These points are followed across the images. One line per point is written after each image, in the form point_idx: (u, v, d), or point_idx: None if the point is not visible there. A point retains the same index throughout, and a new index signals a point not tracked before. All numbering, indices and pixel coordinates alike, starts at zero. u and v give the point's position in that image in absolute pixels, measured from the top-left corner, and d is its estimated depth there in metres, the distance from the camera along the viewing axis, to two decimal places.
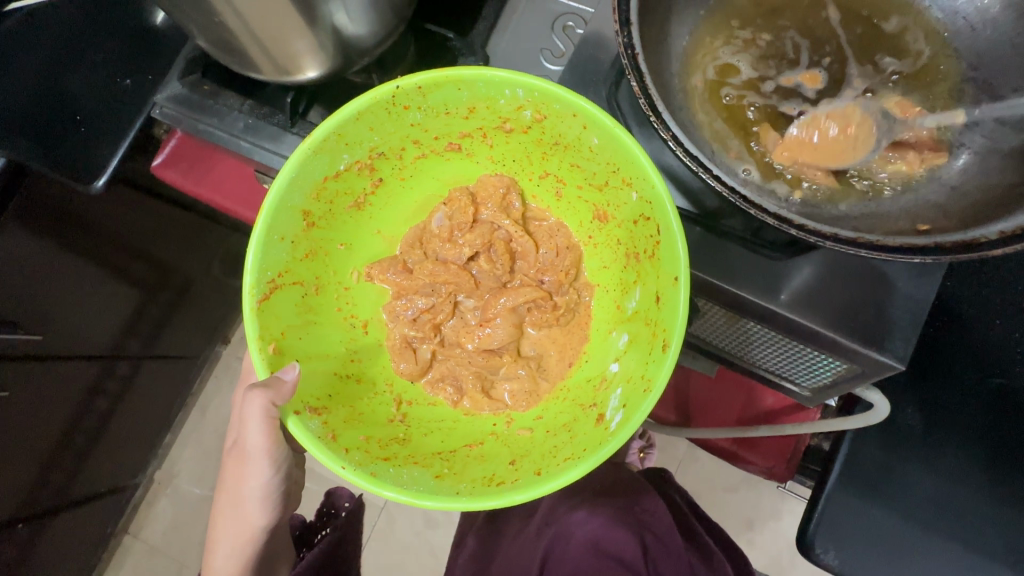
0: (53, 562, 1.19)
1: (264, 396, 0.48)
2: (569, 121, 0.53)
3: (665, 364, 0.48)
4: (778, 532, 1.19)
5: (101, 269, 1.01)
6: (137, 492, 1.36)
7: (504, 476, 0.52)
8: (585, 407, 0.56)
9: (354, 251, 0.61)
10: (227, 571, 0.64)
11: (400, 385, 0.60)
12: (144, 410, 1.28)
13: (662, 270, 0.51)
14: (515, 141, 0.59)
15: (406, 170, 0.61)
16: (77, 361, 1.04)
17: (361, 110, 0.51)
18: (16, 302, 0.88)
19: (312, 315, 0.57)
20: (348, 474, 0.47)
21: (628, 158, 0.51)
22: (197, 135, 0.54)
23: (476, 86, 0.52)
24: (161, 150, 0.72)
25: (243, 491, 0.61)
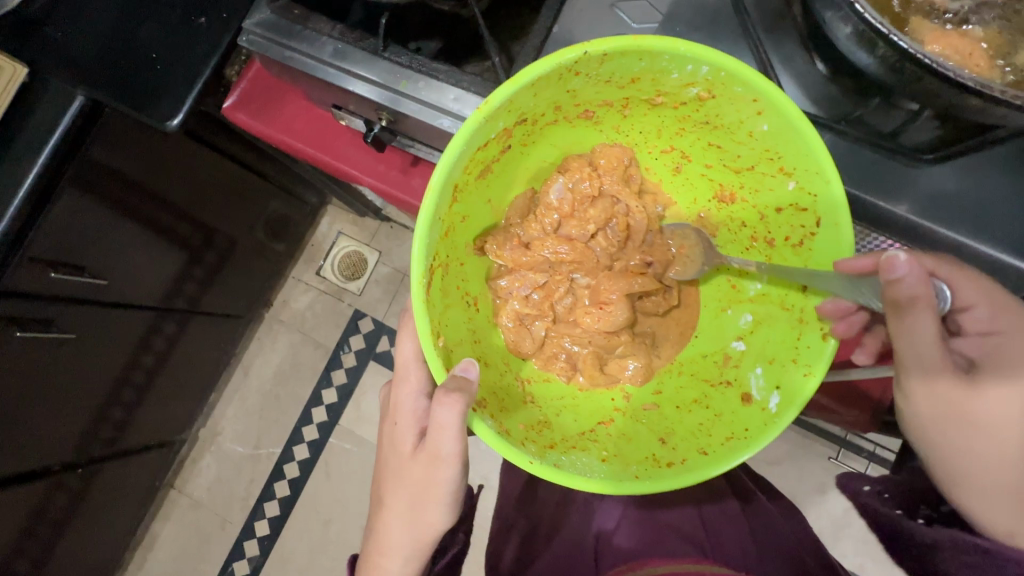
0: (105, 510, 1.23)
1: (463, 402, 0.48)
2: (743, 104, 0.51)
3: (825, 353, 0.52)
4: (824, 506, 1.17)
5: (147, 229, 1.01)
6: (183, 449, 1.39)
7: (666, 456, 0.55)
8: (715, 384, 0.60)
9: (474, 224, 0.59)
10: (403, 575, 0.57)
11: (514, 363, 0.62)
12: (191, 367, 1.31)
13: (815, 262, 0.54)
14: (655, 113, 0.58)
15: (532, 136, 0.58)
16: (132, 310, 1.06)
17: (540, 78, 0.47)
18: (81, 245, 0.91)
19: (446, 295, 0.55)
20: (537, 470, 0.48)
21: (803, 147, 0.50)
22: (286, 62, 0.54)
23: (660, 58, 0.49)
24: (233, 92, 0.72)
25: (426, 510, 0.55)
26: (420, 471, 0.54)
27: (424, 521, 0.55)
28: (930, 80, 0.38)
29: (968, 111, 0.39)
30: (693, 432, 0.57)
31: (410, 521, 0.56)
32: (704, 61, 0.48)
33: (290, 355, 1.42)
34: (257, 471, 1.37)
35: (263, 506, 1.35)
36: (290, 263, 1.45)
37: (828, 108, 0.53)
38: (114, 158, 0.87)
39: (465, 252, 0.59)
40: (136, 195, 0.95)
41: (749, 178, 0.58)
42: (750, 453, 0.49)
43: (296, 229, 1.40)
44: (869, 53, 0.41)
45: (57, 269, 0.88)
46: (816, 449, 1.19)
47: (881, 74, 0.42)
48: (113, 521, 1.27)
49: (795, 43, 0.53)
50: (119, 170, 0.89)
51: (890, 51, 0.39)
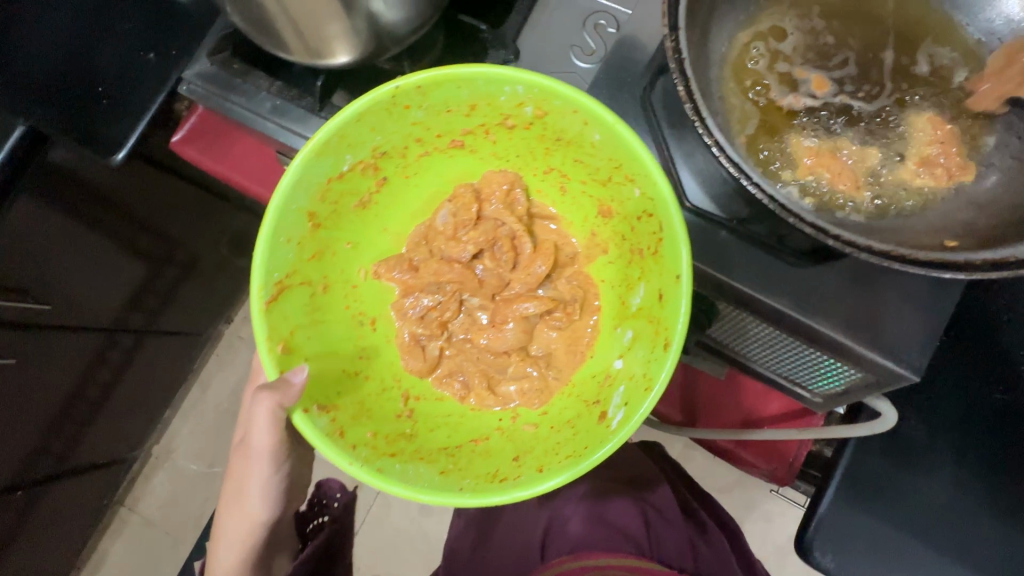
0: (49, 530, 1.20)
1: (271, 397, 0.50)
2: (571, 117, 0.53)
3: (666, 362, 0.50)
4: (768, 534, 1.21)
5: (105, 240, 1.00)
6: (135, 465, 1.37)
7: (507, 472, 0.54)
8: (589, 404, 0.57)
9: (363, 249, 0.63)
10: (227, 562, 0.64)
11: (408, 381, 0.61)
12: (145, 384, 1.28)
13: (666, 269, 0.53)
14: (519, 138, 0.60)
15: (409, 167, 0.62)
16: (82, 332, 1.05)
17: (360, 111, 0.52)
18: (26, 267, 0.89)
19: (319, 314, 0.58)
20: (353, 471, 0.49)
21: (632, 156, 0.52)
22: (225, 113, 0.56)
23: (477, 83, 0.53)
24: (181, 127, 0.72)
25: (246, 479, 0.61)
26: (241, 467, 0.62)
27: (244, 511, 0.63)
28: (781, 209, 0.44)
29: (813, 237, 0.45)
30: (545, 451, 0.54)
31: (232, 509, 0.63)
32: (516, 81, 0.52)
33: (249, 372, 1.41)
34: (211, 489, 1.35)
35: (216, 525, 1.33)
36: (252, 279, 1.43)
37: (722, 206, 0.55)
38: (80, 166, 0.87)
39: (355, 275, 0.62)
40: (95, 206, 0.94)
41: (614, 192, 0.59)
42: (580, 467, 0.49)
43: None
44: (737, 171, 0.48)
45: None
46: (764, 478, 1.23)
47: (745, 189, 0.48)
48: (58, 541, 1.24)
49: (694, 141, 0.55)
50: (83, 178, 0.89)
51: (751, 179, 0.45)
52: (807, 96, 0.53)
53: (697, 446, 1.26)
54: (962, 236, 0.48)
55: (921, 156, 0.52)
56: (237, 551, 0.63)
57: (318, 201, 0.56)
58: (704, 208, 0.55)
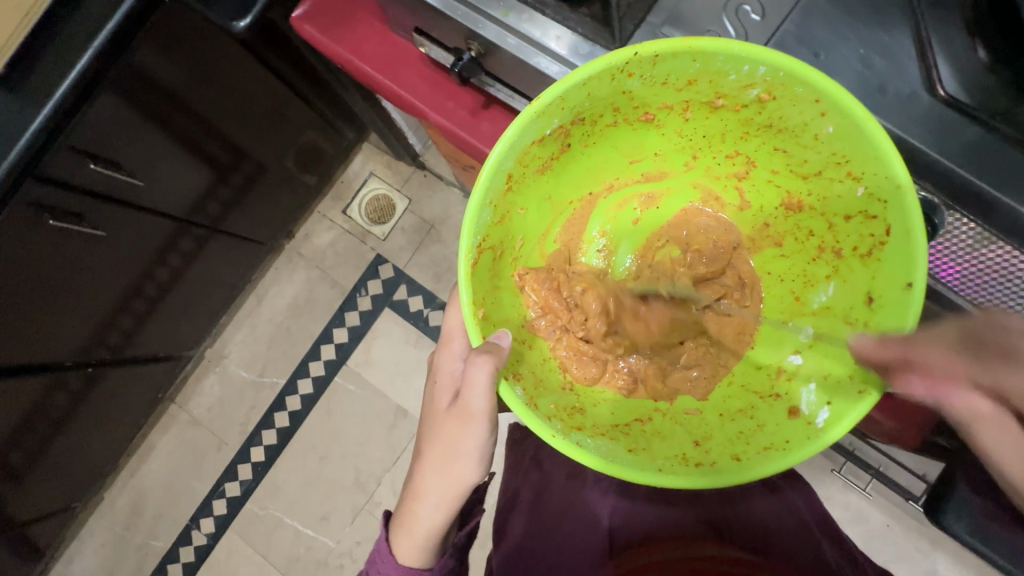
0: (106, 413, 1.24)
1: (492, 361, 0.50)
2: (806, 105, 0.48)
3: (885, 367, 0.49)
4: None
5: (179, 145, 0.99)
6: (189, 365, 1.39)
7: (696, 456, 0.55)
8: (765, 396, 0.59)
9: (528, 215, 0.60)
10: (431, 521, 0.56)
11: (574, 386, 0.61)
12: (207, 285, 1.29)
13: (884, 272, 0.51)
14: (717, 117, 0.56)
15: (592, 138, 0.57)
16: (158, 219, 1.05)
17: (591, 76, 0.46)
18: (119, 139, 0.88)
19: (496, 279, 0.58)
20: (557, 444, 0.50)
21: (872, 151, 0.46)
22: None
23: (715, 60, 0.47)
24: (304, 1, 0.69)
25: (457, 461, 0.54)
26: (450, 431, 0.54)
27: (451, 474, 0.55)
28: None
29: None
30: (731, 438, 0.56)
31: (438, 469, 0.55)
32: (760, 62, 0.46)
33: (305, 290, 1.41)
34: (259, 398, 1.37)
35: (261, 433, 1.36)
36: (317, 197, 1.41)
37: (978, 99, 0.44)
38: (155, 65, 0.85)
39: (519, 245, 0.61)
40: (172, 108, 0.92)
41: (816, 184, 0.56)
42: (787, 464, 0.49)
43: (329, 163, 1.37)
44: None
45: (95, 161, 0.86)
46: (818, 460, 1.21)
47: None
48: (114, 425, 1.28)
49: (958, 25, 0.44)
50: (160, 80, 0.87)
51: None
52: None
53: None
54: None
55: None
56: (433, 532, 0.57)
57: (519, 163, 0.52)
58: (958, 98, 0.44)
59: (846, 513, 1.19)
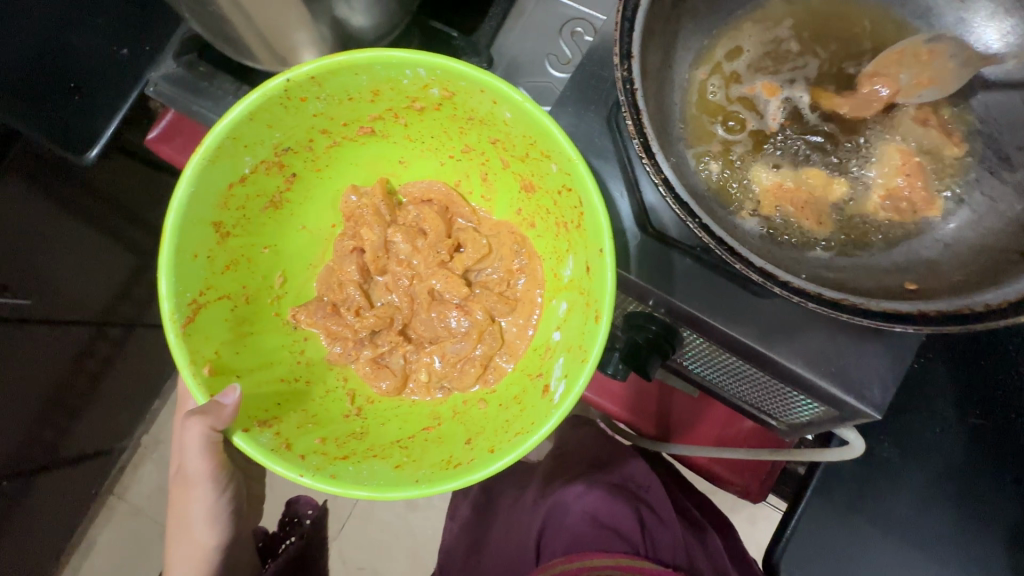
0: (38, 519, 1.21)
1: (203, 420, 0.53)
2: (479, 97, 0.55)
3: (600, 332, 0.51)
4: (751, 538, 1.22)
5: (91, 226, 1.02)
6: (124, 455, 1.37)
7: (461, 456, 0.56)
8: (532, 376, 0.60)
9: (279, 252, 0.66)
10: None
11: (382, 401, 0.64)
12: (134, 374, 1.28)
13: (589, 240, 0.54)
14: (429, 119, 0.62)
15: (320, 160, 0.65)
16: (66, 328, 1.04)
17: (254, 108, 0.54)
18: (1, 262, 0.89)
19: (243, 326, 0.61)
20: (303, 479, 0.52)
21: (540, 130, 0.53)
22: (193, 115, 0.59)
23: (375, 70, 0.54)
24: (157, 125, 0.71)
25: (191, 528, 0.65)
26: (180, 494, 0.65)
27: (192, 537, 0.65)
28: None
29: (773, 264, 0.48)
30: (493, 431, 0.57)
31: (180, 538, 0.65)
32: (417, 65, 0.53)
33: None
34: None
35: None
36: None
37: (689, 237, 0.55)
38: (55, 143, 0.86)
39: (269, 278, 0.65)
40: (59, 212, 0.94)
41: (532, 166, 0.60)
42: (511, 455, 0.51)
43: None
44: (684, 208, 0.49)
45: None
46: None
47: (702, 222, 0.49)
48: (48, 529, 1.25)
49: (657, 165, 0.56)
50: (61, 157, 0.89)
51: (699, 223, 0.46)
52: (767, 109, 0.55)
53: None
54: (929, 278, 0.48)
55: (890, 188, 0.52)
56: None
57: (221, 209, 0.58)
58: (673, 237, 0.55)
59: None
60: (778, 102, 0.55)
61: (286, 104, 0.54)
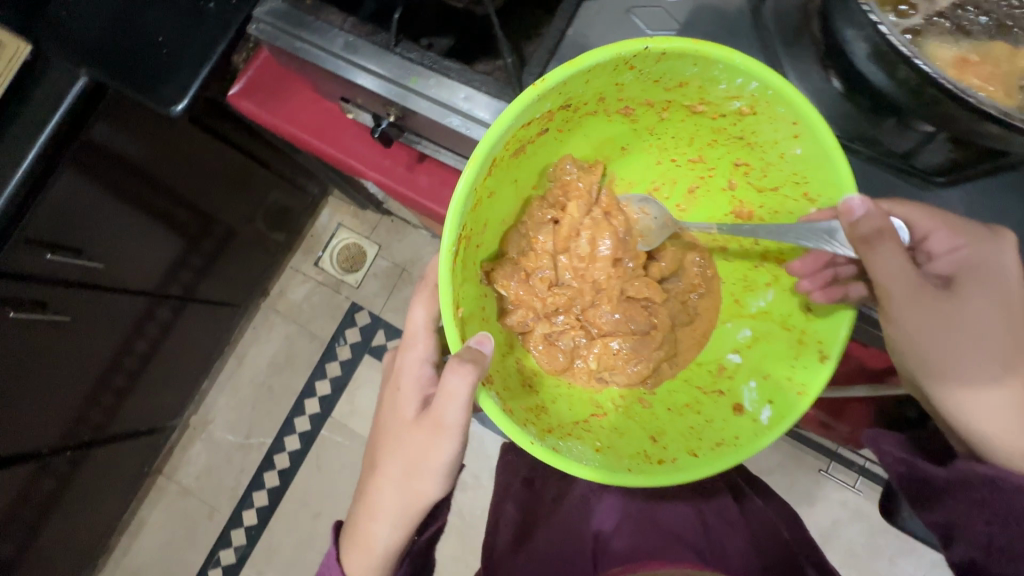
0: (93, 494, 1.22)
1: (475, 373, 0.46)
2: (782, 125, 0.50)
3: (823, 374, 0.52)
4: (812, 518, 1.19)
5: (146, 216, 1.01)
6: (173, 435, 1.38)
7: (658, 452, 0.54)
8: (708, 392, 0.60)
9: (489, 234, 0.58)
10: (390, 542, 0.54)
11: (546, 377, 0.60)
12: (185, 353, 1.29)
13: (821, 287, 0.55)
14: (692, 121, 0.56)
15: (570, 125, 0.55)
16: (128, 297, 1.06)
17: (597, 66, 0.45)
18: (80, 228, 0.90)
19: (465, 268, 0.54)
20: (537, 451, 0.48)
21: (829, 176, 0.50)
22: (296, 52, 0.55)
23: (714, 66, 0.47)
24: (239, 80, 0.72)
25: (421, 479, 0.53)
26: (418, 442, 0.52)
27: (413, 487, 0.53)
28: (947, 105, 0.40)
29: (986, 138, 0.41)
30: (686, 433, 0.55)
31: (403, 482, 0.53)
32: (755, 79, 0.47)
33: (285, 346, 1.41)
34: (247, 460, 1.36)
35: (251, 495, 1.34)
36: (288, 253, 1.43)
37: (846, 126, 0.55)
38: (125, 126, 0.86)
39: (484, 228, 0.56)
40: (137, 180, 0.94)
41: (770, 198, 0.58)
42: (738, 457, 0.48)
43: (297, 219, 1.39)
44: (889, 76, 0.43)
45: (52, 251, 0.86)
46: (806, 459, 1.21)
47: (895, 94, 0.44)
48: (101, 506, 1.26)
49: (811, 59, 0.55)
50: (121, 149, 0.87)
51: (910, 71, 0.40)
52: None
53: None
54: None
55: None
56: (391, 550, 0.54)
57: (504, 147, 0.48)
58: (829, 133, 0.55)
59: (845, 511, 1.18)
60: None
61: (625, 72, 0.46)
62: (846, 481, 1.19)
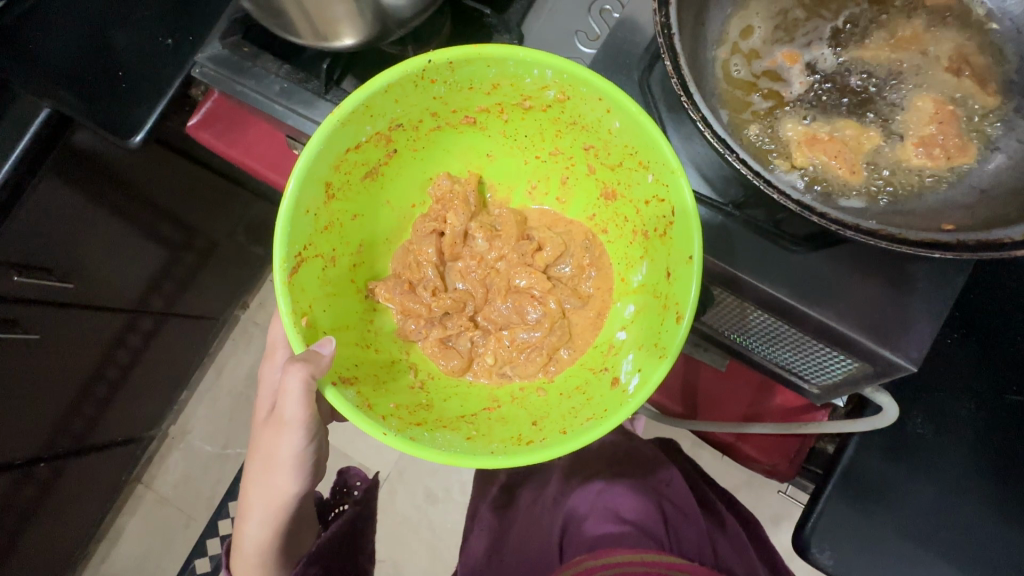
0: (70, 504, 1.24)
1: (306, 370, 0.51)
2: (594, 103, 0.55)
3: (680, 333, 0.51)
4: (774, 536, 1.20)
5: (121, 235, 1.03)
6: (152, 444, 1.41)
7: (531, 435, 0.55)
8: (596, 371, 0.60)
9: (365, 259, 0.63)
10: (258, 539, 0.65)
11: (445, 380, 0.62)
12: (163, 365, 1.32)
13: (676, 249, 0.54)
14: (532, 118, 0.61)
15: (419, 142, 0.62)
16: (105, 312, 1.08)
17: (391, 83, 0.52)
18: (52, 248, 0.92)
19: (331, 287, 0.59)
20: (390, 441, 0.49)
21: (650, 142, 0.53)
22: (234, 95, 0.58)
23: (506, 64, 0.54)
24: (197, 112, 0.75)
25: (274, 476, 0.62)
26: (266, 444, 0.61)
27: (270, 484, 0.62)
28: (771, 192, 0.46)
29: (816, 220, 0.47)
30: (563, 415, 0.56)
31: (260, 485, 0.62)
32: (546, 66, 0.53)
33: (263, 358, 1.44)
34: (223, 470, 1.39)
35: (227, 505, 1.37)
36: (267, 267, 1.46)
37: (720, 190, 0.59)
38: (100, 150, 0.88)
39: (353, 242, 0.61)
40: (110, 199, 0.96)
41: (621, 174, 0.60)
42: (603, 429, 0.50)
43: (276, 234, 1.41)
44: None
45: (22, 272, 0.89)
46: (771, 479, 1.22)
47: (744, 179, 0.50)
48: (79, 514, 1.29)
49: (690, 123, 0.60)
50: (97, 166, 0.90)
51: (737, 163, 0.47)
52: (793, 76, 0.54)
53: (705, 445, 1.25)
54: (963, 219, 0.49)
55: (923, 136, 0.52)
56: (262, 544, 0.65)
57: (334, 170, 0.56)
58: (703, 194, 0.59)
59: None
60: (799, 67, 0.55)
61: (420, 83, 0.53)
62: None
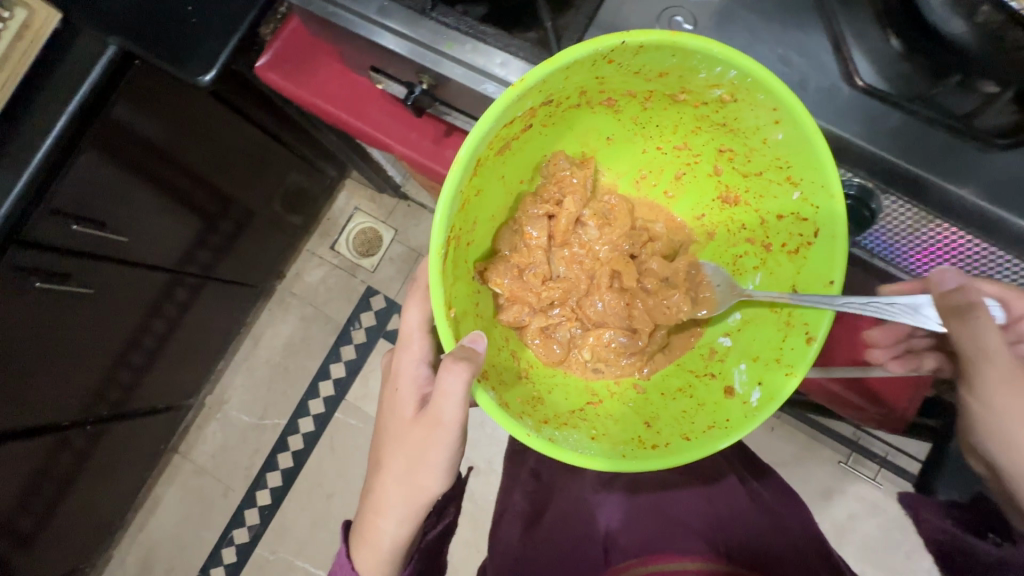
0: (111, 470, 1.23)
1: (470, 371, 0.49)
2: (762, 111, 0.51)
3: (809, 353, 0.53)
4: (827, 511, 1.18)
5: (168, 195, 1.00)
6: (190, 414, 1.40)
7: (652, 437, 0.56)
8: (700, 375, 0.62)
9: (475, 247, 0.60)
10: (394, 535, 0.60)
11: (540, 368, 0.62)
12: (202, 332, 1.30)
13: (808, 270, 0.56)
14: (675, 109, 0.58)
15: (553, 117, 0.57)
16: (149, 273, 1.06)
17: (575, 61, 0.47)
18: (103, 201, 0.89)
19: (455, 269, 0.56)
20: (536, 443, 0.49)
21: (813, 161, 0.50)
22: (329, 17, 0.58)
23: (691, 57, 0.48)
24: (266, 53, 0.75)
25: (424, 473, 0.57)
26: (419, 438, 0.56)
27: (416, 481, 0.57)
28: None
29: None
30: (678, 418, 0.58)
31: (406, 477, 0.58)
32: (732, 66, 0.48)
33: (300, 328, 1.42)
34: (261, 441, 1.37)
35: (265, 476, 1.35)
36: (305, 236, 1.43)
37: (901, 86, 0.50)
38: (143, 105, 0.85)
39: (473, 223, 0.58)
40: (160, 159, 0.94)
41: (756, 183, 0.59)
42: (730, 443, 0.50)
43: (314, 202, 1.39)
44: (965, 20, 0.42)
45: (77, 222, 0.87)
46: (824, 454, 1.20)
47: (969, 41, 0.43)
48: (118, 482, 1.28)
49: (870, 19, 0.50)
50: (141, 132, 0.88)
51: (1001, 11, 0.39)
52: None
53: None
54: None
55: None
56: (394, 543, 0.60)
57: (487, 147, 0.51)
58: (880, 87, 0.50)
59: (861, 507, 1.17)
60: None
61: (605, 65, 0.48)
62: (866, 474, 1.17)
